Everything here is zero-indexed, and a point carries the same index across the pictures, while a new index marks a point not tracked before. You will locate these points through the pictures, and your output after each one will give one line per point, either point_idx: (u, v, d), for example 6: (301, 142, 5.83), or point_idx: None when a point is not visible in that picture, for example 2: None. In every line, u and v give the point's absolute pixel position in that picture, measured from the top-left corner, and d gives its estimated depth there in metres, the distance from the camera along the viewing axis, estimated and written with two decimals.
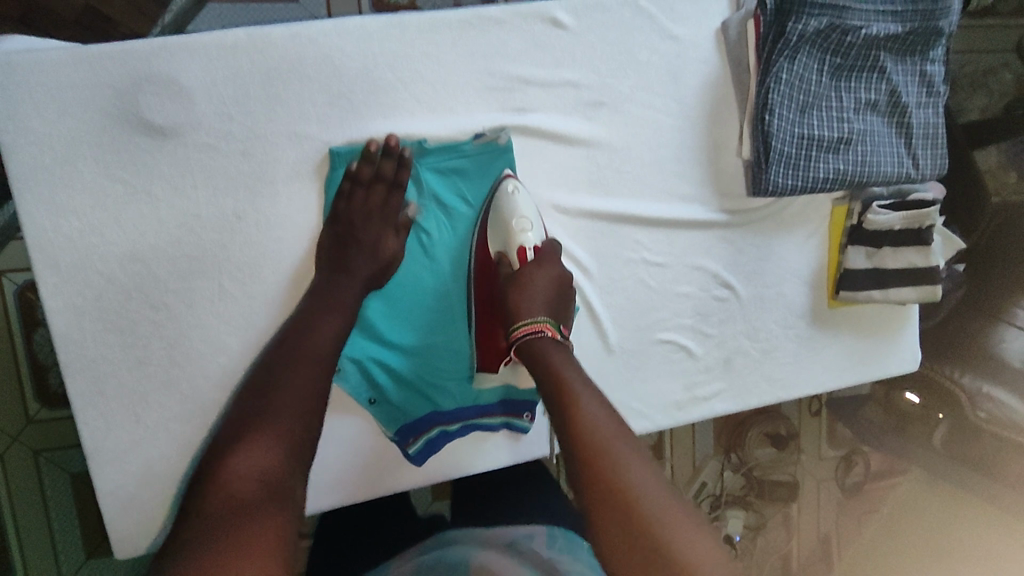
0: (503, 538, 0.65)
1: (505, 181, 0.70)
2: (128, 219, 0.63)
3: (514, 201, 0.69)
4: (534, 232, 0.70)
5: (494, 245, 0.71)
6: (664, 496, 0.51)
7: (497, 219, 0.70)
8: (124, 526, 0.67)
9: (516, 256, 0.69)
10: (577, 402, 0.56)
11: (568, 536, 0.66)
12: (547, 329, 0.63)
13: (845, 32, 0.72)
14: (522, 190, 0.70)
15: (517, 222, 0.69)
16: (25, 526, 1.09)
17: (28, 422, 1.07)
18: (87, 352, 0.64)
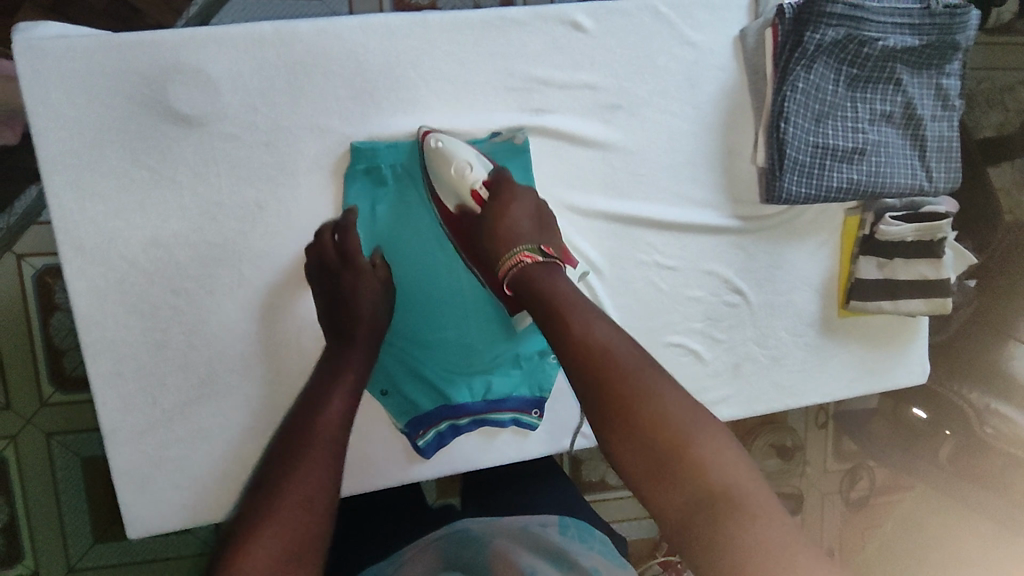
0: (516, 525, 0.67)
1: (426, 138, 0.68)
2: (152, 205, 0.65)
3: (444, 151, 0.67)
4: (476, 168, 0.69)
5: (448, 203, 0.70)
6: (725, 456, 0.49)
7: (435, 176, 0.69)
8: (137, 508, 0.68)
9: (473, 200, 0.69)
10: (608, 366, 0.53)
11: (579, 523, 0.68)
12: (527, 256, 0.64)
13: (862, 43, 0.73)
14: (444, 138, 0.68)
15: (457, 169, 0.68)
16: (34, 508, 1.10)
17: (42, 405, 1.08)
18: (108, 333, 0.65)
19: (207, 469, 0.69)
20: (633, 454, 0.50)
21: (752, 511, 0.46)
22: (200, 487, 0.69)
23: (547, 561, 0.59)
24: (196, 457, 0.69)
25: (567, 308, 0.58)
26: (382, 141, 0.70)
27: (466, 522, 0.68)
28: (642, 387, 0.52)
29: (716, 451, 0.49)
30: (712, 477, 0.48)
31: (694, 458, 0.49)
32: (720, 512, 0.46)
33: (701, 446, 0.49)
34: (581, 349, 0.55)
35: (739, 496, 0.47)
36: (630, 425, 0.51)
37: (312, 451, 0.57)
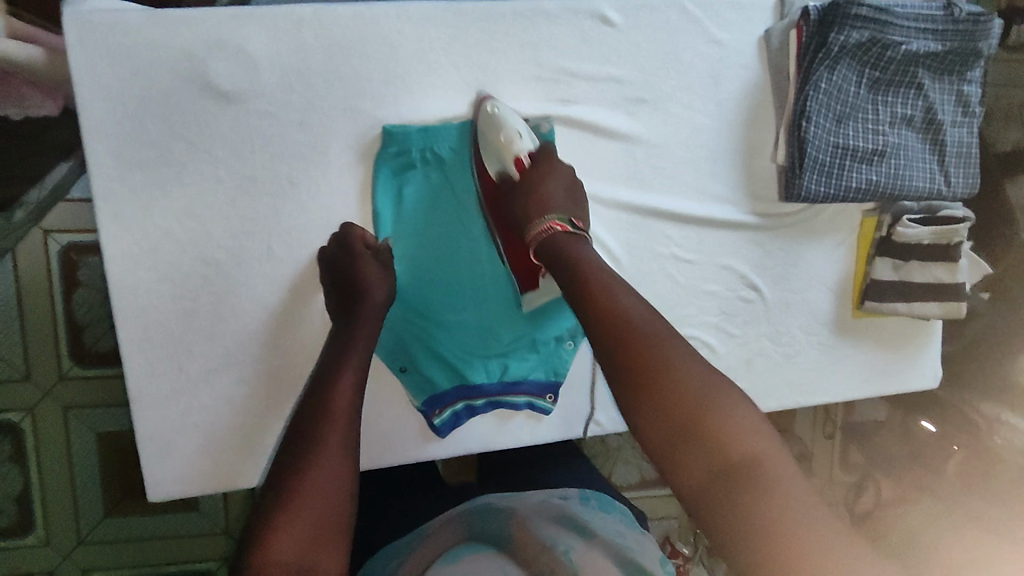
0: (538, 497, 0.69)
1: (483, 104, 0.71)
2: (188, 176, 0.67)
3: (496, 118, 0.70)
4: (523, 138, 0.71)
5: (491, 166, 0.73)
6: (743, 420, 0.53)
7: (484, 141, 0.71)
8: (159, 471, 0.70)
9: (514, 166, 0.71)
10: (636, 339, 0.57)
11: (601, 496, 0.71)
12: (557, 224, 0.67)
13: (885, 47, 0.74)
14: (501, 107, 0.71)
15: (505, 136, 0.70)
16: (47, 478, 1.12)
17: (61, 377, 1.10)
18: (139, 299, 0.67)
19: (229, 435, 0.71)
20: (658, 425, 0.54)
21: (768, 468, 0.50)
22: (221, 453, 0.71)
23: (571, 529, 0.61)
24: (220, 424, 0.71)
25: (597, 285, 0.61)
26: (411, 124, 0.71)
27: (490, 495, 0.70)
28: (663, 361, 0.55)
29: (734, 418, 0.53)
30: (731, 439, 0.51)
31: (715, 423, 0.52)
32: (739, 473, 0.50)
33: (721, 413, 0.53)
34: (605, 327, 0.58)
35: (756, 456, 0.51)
36: (657, 397, 0.54)
37: (328, 441, 0.57)
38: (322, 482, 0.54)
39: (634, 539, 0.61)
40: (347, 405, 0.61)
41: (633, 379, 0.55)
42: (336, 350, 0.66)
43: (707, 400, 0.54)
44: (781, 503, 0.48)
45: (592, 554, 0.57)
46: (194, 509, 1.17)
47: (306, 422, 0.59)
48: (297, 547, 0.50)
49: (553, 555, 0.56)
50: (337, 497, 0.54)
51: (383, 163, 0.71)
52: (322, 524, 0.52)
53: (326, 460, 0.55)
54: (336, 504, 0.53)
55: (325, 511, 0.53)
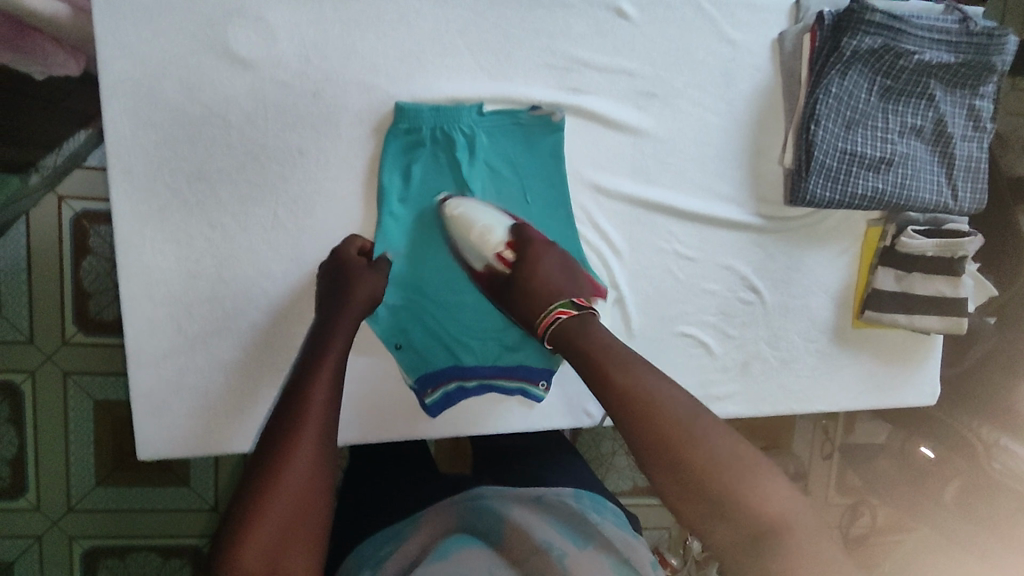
0: (535, 494, 0.67)
1: (450, 205, 0.72)
2: (200, 139, 0.68)
3: (466, 222, 0.71)
4: (497, 232, 0.71)
5: (477, 264, 0.73)
6: (774, 487, 0.52)
7: (463, 245, 0.72)
8: (150, 430, 0.70)
9: (499, 261, 0.71)
10: (653, 408, 0.55)
11: (593, 496, 0.68)
12: (562, 312, 0.66)
13: (898, 55, 0.75)
14: (467, 206, 0.72)
15: (480, 234, 0.71)
16: (42, 442, 1.13)
17: (64, 343, 1.12)
18: (143, 257, 0.68)
19: (224, 400, 0.72)
20: (690, 501, 0.52)
21: (801, 542, 0.50)
22: (213, 417, 0.72)
23: (565, 534, 0.60)
24: (213, 387, 0.71)
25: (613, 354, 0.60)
26: (423, 102, 0.72)
27: (488, 488, 0.68)
28: (693, 438, 0.53)
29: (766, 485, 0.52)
30: (765, 512, 0.51)
31: (747, 497, 0.51)
32: (775, 551, 0.50)
33: (752, 483, 0.52)
34: (628, 400, 0.56)
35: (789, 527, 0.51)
36: (680, 470, 0.53)
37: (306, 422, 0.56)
38: (294, 485, 0.52)
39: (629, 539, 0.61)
40: (325, 393, 0.58)
41: (660, 458, 0.53)
42: (318, 334, 0.65)
43: (737, 470, 0.52)
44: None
45: (588, 560, 0.55)
46: (184, 484, 1.17)
47: (282, 409, 0.56)
48: (276, 534, 0.50)
49: (548, 558, 0.55)
50: (311, 499, 0.52)
51: (394, 138, 0.72)
52: (300, 508, 0.51)
53: (298, 460, 0.53)
54: (311, 502, 0.52)
55: (303, 495, 0.52)
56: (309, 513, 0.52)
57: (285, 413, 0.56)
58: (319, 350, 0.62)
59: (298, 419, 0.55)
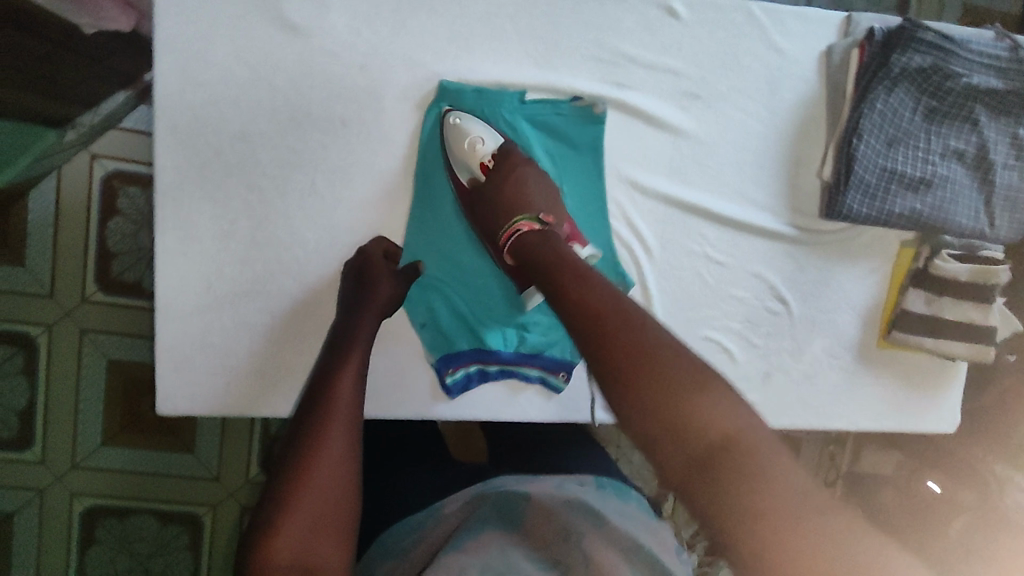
0: (554, 482, 0.68)
1: (449, 115, 0.71)
2: (247, 101, 0.68)
3: (459, 128, 0.71)
4: (487, 143, 0.73)
5: (461, 176, 0.73)
6: (731, 405, 0.49)
7: (451, 152, 0.72)
8: (171, 384, 0.71)
9: (483, 171, 0.73)
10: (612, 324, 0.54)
11: (614, 483, 0.71)
12: (524, 224, 0.68)
13: (946, 76, 0.74)
14: (465, 116, 0.72)
15: (470, 142, 0.72)
16: (53, 396, 1.13)
17: (83, 300, 1.12)
18: (180, 212, 0.68)
19: (246, 361, 0.72)
20: (644, 418, 0.49)
21: (761, 456, 0.47)
22: (235, 377, 0.72)
23: (586, 515, 0.60)
24: (237, 348, 0.72)
25: (572, 275, 0.60)
26: (468, 85, 0.72)
27: (503, 479, 0.69)
28: (652, 351, 0.52)
29: (723, 400, 0.50)
30: (717, 425, 0.48)
31: (702, 410, 0.48)
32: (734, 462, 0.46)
33: (707, 398, 0.49)
34: (595, 314, 0.55)
35: (746, 441, 0.47)
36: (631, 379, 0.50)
37: (331, 425, 0.57)
38: (320, 484, 0.53)
39: (649, 526, 0.63)
40: (349, 394, 0.59)
41: (616, 373, 0.51)
42: (341, 337, 0.66)
43: (692, 384, 0.50)
44: (779, 499, 0.45)
45: (604, 541, 0.57)
46: (189, 451, 1.18)
47: (307, 415, 0.58)
48: (308, 532, 0.50)
49: (568, 542, 0.57)
50: (340, 499, 0.53)
51: (438, 117, 0.72)
52: (328, 508, 0.52)
53: (323, 460, 0.54)
54: (341, 499, 0.53)
55: (331, 495, 0.53)
56: (338, 510, 0.53)
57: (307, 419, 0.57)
58: (341, 352, 0.64)
59: (323, 422, 0.56)
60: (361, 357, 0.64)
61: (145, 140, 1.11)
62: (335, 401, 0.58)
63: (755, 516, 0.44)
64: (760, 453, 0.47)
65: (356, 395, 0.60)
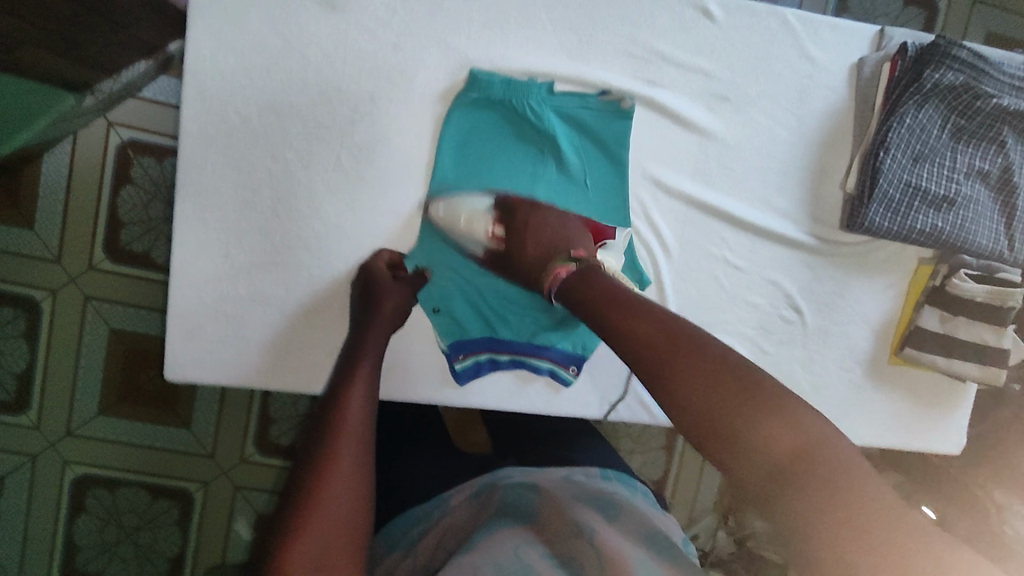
0: (561, 473, 0.70)
1: (431, 207, 0.72)
2: (278, 72, 0.68)
3: (448, 219, 0.72)
4: (481, 213, 0.73)
5: (477, 254, 0.74)
6: (803, 418, 0.48)
7: (452, 237, 0.73)
8: (182, 350, 0.70)
9: (494, 239, 0.73)
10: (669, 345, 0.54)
11: (620, 475, 0.73)
12: (562, 268, 0.67)
13: (977, 96, 0.74)
14: (445, 201, 0.72)
15: (467, 221, 0.72)
16: (52, 361, 1.12)
17: (89, 267, 1.10)
18: (204, 178, 0.68)
19: (259, 333, 0.72)
20: (695, 424, 0.50)
21: (842, 470, 0.45)
22: (245, 348, 0.72)
23: (591, 508, 0.62)
24: (250, 319, 0.71)
25: (627, 300, 0.59)
26: (500, 71, 0.72)
27: (509, 472, 0.71)
28: (712, 373, 0.51)
29: (794, 415, 0.48)
30: (791, 442, 0.47)
31: (765, 429, 0.48)
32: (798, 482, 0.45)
33: (776, 413, 0.48)
34: (647, 344, 0.54)
35: (819, 455, 0.46)
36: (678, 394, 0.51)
37: (341, 440, 0.56)
38: (331, 504, 0.51)
39: (659, 516, 0.65)
40: (359, 408, 0.59)
41: (676, 402, 0.51)
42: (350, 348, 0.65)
43: (759, 402, 0.49)
44: (860, 512, 0.43)
45: (616, 538, 0.57)
46: (184, 426, 1.16)
47: (313, 443, 0.56)
48: (318, 555, 0.49)
49: (580, 539, 0.57)
50: (353, 519, 0.52)
51: (465, 103, 0.72)
52: (340, 526, 0.51)
53: (331, 492, 0.52)
54: (352, 519, 0.52)
55: (344, 512, 0.52)
56: (349, 530, 0.51)
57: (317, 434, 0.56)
58: (348, 372, 0.62)
59: (332, 438, 0.56)
60: (369, 379, 0.62)
61: (169, 112, 1.08)
62: (343, 428, 0.57)
63: (836, 533, 0.43)
64: (838, 466, 0.46)
65: (364, 421, 0.58)
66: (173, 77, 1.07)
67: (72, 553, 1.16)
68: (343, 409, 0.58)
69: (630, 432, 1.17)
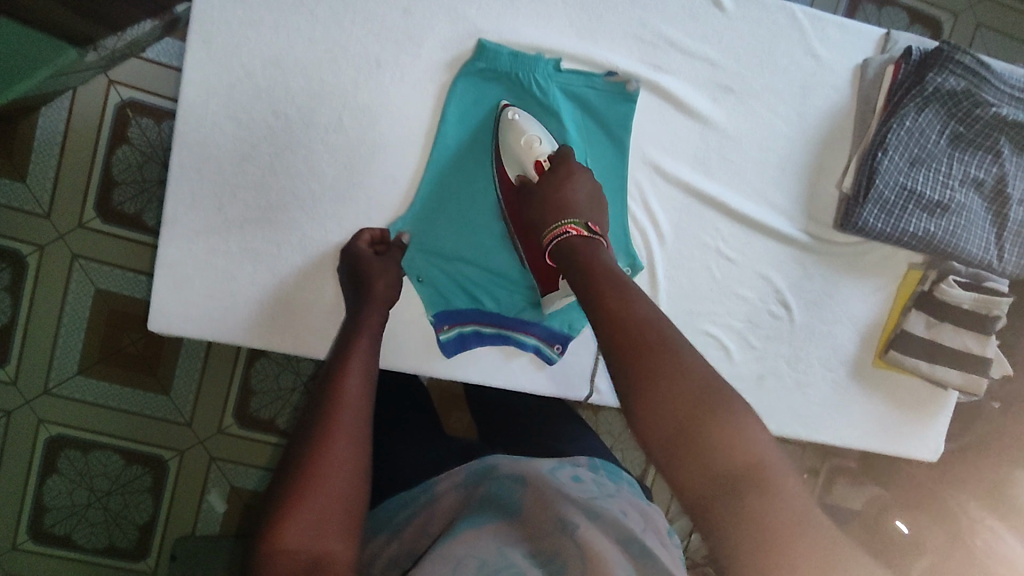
0: (549, 464, 0.69)
1: (507, 109, 0.71)
2: (285, 27, 0.68)
3: (521, 125, 0.70)
4: (545, 143, 0.70)
5: (512, 173, 0.71)
6: (753, 434, 0.46)
7: (504, 147, 0.71)
8: (168, 301, 0.70)
9: (534, 170, 0.69)
10: (645, 336, 0.51)
11: (607, 465, 0.74)
12: (573, 228, 0.63)
13: (976, 104, 0.75)
14: (523, 116, 0.71)
15: (526, 140, 0.69)
16: (35, 317, 1.10)
17: (79, 225, 1.09)
18: (203, 128, 0.68)
19: (248, 291, 0.71)
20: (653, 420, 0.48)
21: (780, 489, 0.44)
22: (233, 305, 0.71)
23: (578, 504, 0.62)
24: (239, 274, 0.71)
25: (605, 290, 0.56)
26: (507, 44, 0.72)
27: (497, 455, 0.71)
28: (675, 372, 0.48)
29: (742, 428, 0.46)
30: (738, 456, 0.45)
31: (720, 438, 0.45)
32: (745, 493, 0.43)
33: (731, 424, 0.46)
34: (621, 332, 0.51)
35: (761, 472, 0.44)
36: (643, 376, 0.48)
37: (340, 411, 0.57)
38: (330, 472, 0.53)
39: (644, 509, 0.66)
40: (359, 381, 0.61)
41: (636, 394, 0.48)
42: (349, 322, 0.67)
43: (717, 407, 0.47)
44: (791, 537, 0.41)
45: (599, 535, 0.57)
46: (164, 392, 1.14)
47: (311, 420, 0.58)
48: (315, 520, 0.51)
49: (563, 533, 0.57)
50: (351, 488, 0.54)
51: (471, 72, 0.72)
52: (338, 494, 0.53)
53: (329, 459, 0.54)
54: (350, 486, 0.54)
55: (341, 479, 0.53)
56: (346, 498, 0.53)
57: (318, 404, 0.58)
58: (347, 345, 0.64)
59: (332, 409, 0.57)
60: (367, 354, 0.64)
61: (172, 74, 1.08)
62: (342, 407, 0.58)
63: (759, 554, 0.41)
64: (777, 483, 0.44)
65: (362, 399, 0.60)
66: (177, 39, 1.06)
67: (39, 513, 1.14)
68: (341, 385, 0.59)
69: (610, 424, 1.17)
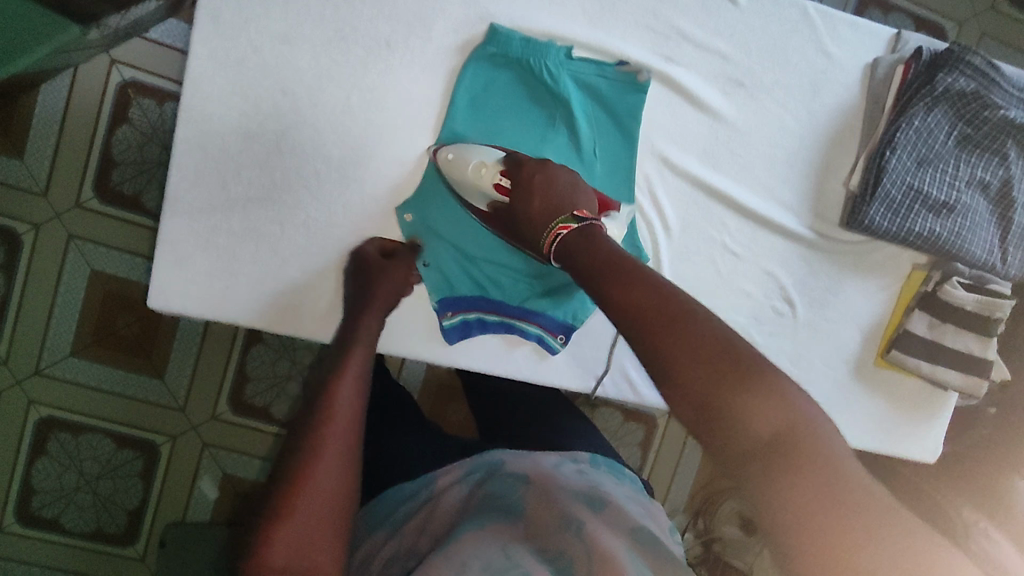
0: (550, 461, 0.69)
1: (440, 154, 0.70)
2: (296, 5, 0.67)
3: (456, 165, 0.69)
4: (489, 162, 0.68)
5: (481, 204, 0.70)
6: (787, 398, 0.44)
7: (459, 186, 0.70)
8: (167, 279, 0.69)
9: (500, 193, 0.68)
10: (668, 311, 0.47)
11: (607, 462, 0.73)
12: (562, 228, 0.60)
13: (985, 105, 0.75)
14: (456, 148, 0.70)
15: (473, 170, 0.69)
16: (28, 296, 1.09)
17: (75, 205, 1.07)
18: (209, 104, 0.67)
19: (250, 271, 0.70)
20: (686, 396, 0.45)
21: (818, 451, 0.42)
22: (233, 285, 0.70)
23: (582, 501, 0.61)
24: (241, 254, 0.70)
25: (620, 270, 0.53)
26: (519, 30, 0.71)
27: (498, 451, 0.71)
28: (701, 337, 0.46)
29: (775, 393, 0.44)
30: (771, 423, 0.43)
31: (752, 405, 0.43)
32: (787, 459, 0.42)
33: (764, 391, 0.44)
34: (641, 310, 0.48)
35: (798, 436, 0.42)
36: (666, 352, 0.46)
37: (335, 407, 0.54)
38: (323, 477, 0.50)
39: (642, 503, 0.66)
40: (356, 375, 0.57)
41: (664, 364, 0.46)
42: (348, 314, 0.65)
43: (747, 375, 0.44)
44: (845, 504, 0.40)
45: (604, 531, 0.57)
46: (158, 376, 1.13)
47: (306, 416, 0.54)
48: (307, 528, 0.47)
49: (568, 533, 0.57)
50: (344, 494, 0.50)
51: (482, 56, 0.71)
52: (332, 499, 0.50)
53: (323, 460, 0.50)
54: (346, 492, 0.51)
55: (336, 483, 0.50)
56: (339, 504, 0.50)
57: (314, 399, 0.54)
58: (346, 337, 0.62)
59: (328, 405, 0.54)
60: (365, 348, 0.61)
61: (176, 56, 1.07)
62: (331, 418, 0.53)
63: (805, 521, 0.40)
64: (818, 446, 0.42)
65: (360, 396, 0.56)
66: (182, 20, 1.05)
67: (27, 496, 1.13)
68: (338, 380, 0.56)
69: (606, 420, 1.16)
